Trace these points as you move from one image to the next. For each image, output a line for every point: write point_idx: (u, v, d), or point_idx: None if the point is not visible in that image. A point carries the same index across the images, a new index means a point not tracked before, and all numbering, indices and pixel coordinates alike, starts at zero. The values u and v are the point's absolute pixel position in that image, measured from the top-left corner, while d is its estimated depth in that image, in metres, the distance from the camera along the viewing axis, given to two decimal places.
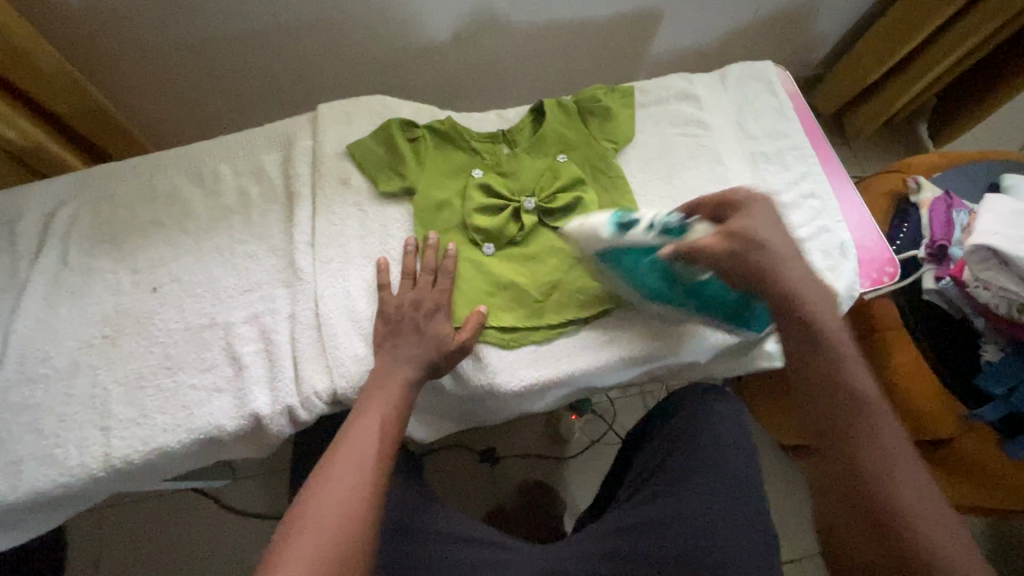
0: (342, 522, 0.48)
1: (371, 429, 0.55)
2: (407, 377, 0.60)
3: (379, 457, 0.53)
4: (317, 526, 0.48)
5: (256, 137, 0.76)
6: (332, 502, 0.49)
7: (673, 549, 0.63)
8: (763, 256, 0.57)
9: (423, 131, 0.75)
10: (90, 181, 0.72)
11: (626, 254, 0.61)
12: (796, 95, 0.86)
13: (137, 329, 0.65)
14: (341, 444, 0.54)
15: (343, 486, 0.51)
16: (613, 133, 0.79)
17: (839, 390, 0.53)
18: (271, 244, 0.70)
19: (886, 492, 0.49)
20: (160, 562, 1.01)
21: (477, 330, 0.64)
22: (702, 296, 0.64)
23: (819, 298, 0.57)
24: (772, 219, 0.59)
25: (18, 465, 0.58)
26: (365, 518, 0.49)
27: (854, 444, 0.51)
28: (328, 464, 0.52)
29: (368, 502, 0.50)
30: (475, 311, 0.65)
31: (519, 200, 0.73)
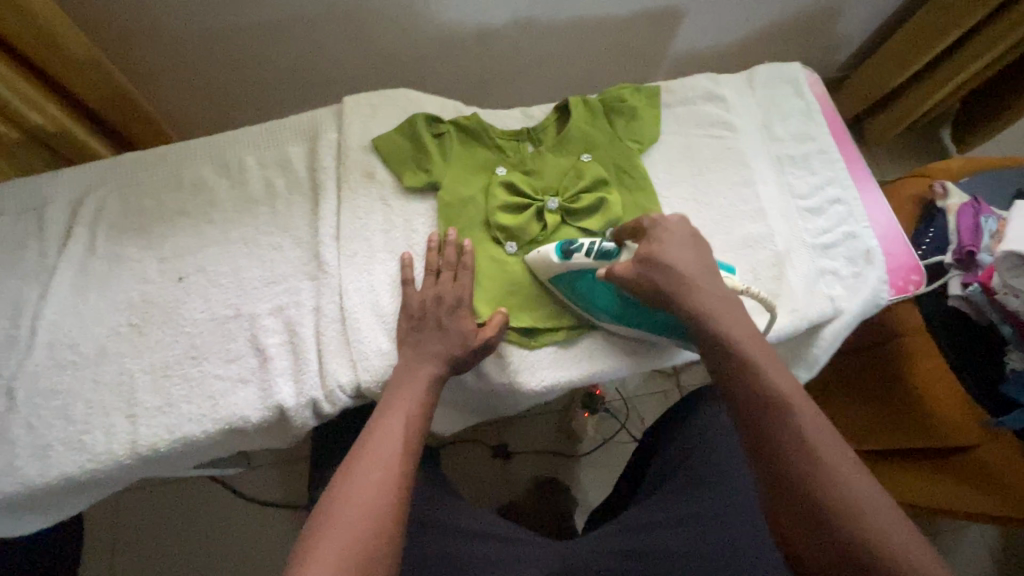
0: (371, 518, 0.49)
1: (398, 426, 0.56)
2: (431, 374, 0.60)
3: (405, 455, 0.54)
4: (346, 522, 0.48)
5: (282, 128, 0.75)
6: (361, 498, 0.50)
7: (696, 550, 0.62)
8: (675, 279, 0.58)
9: (449, 126, 0.75)
10: (118, 169, 0.73)
11: (573, 276, 0.65)
12: (823, 98, 0.85)
13: (164, 318, 0.66)
14: (368, 441, 0.54)
15: (371, 482, 0.51)
16: (638, 132, 0.78)
17: (763, 397, 0.52)
18: (296, 236, 0.70)
19: (824, 497, 0.48)
20: (176, 547, 1.03)
21: (500, 328, 0.64)
22: (650, 318, 0.66)
23: (729, 307, 0.57)
24: (684, 237, 0.60)
25: (48, 450, 0.59)
26: (393, 514, 0.50)
27: (789, 456, 0.50)
28: (354, 460, 0.53)
29: (397, 498, 0.51)
30: (498, 310, 0.65)
31: (542, 200, 0.73)
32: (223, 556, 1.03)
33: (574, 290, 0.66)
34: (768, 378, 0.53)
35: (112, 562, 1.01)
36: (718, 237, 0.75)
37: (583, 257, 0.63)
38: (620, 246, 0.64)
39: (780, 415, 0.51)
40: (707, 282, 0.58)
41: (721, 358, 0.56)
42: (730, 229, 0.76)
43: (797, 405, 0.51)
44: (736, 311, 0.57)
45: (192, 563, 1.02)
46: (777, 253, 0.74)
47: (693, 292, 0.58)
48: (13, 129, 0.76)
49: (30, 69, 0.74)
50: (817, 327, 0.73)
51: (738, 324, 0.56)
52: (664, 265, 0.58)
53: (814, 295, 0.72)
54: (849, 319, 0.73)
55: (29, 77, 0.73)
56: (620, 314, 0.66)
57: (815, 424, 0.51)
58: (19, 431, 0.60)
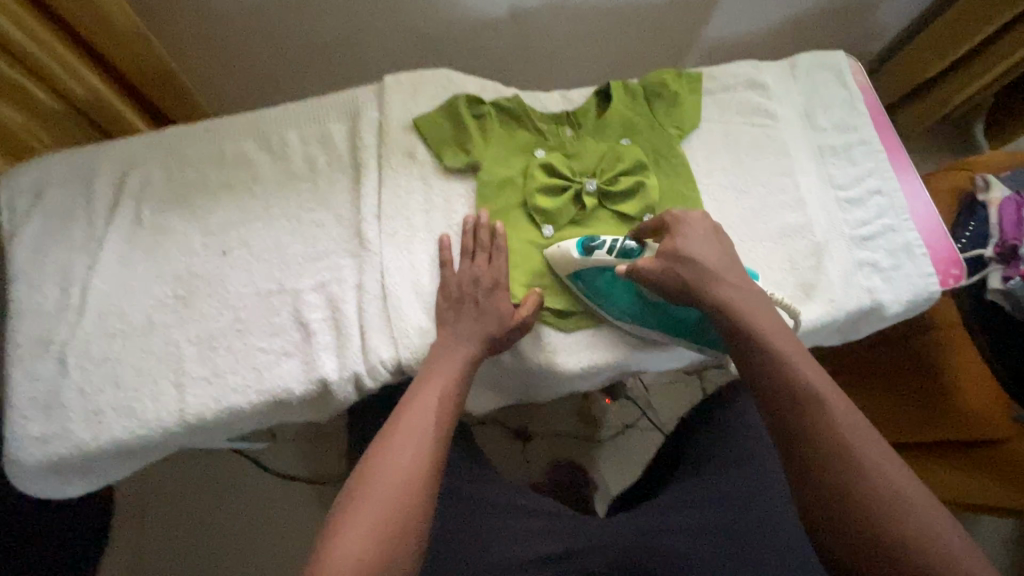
0: (402, 499, 0.49)
1: (429, 406, 0.56)
2: (467, 353, 0.61)
3: (437, 436, 0.54)
4: (378, 500, 0.48)
5: (322, 106, 0.76)
6: (393, 476, 0.50)
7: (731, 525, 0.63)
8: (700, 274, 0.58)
9: (489, 107, 0.75)
10: (162, 142, 0.74)
11: (596, 272, 0.65)
12: (866, 88, 0.84)
13: (208, 290, 0.67)
14: (399, 420, 0.54)
15: (402, 461, 0.51)
16: (679, 118, 0.78)
17: (794, 392, 0.51)
18: (337, 213, 0.71)
19: (866, 497, 0.45)
20: (204, 517, 1.05)
21: (536, 306, 0.65)
22: (669, 317, 0.67)
23: (755, 304, 0.57)
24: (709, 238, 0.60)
25: (99, 415, 0.61)
26: (423, 495, 0.50)
27: (825, 455, 0.48)
28: (385, 440, 0.53)
29: (428, 479, 0.51)
30: (532, 292, 0.66)
31: (581, 181, 0.72)
32: (249, 527, 1.05)
33: (594, 288, 0.67)
34: (799, 373, 0.52)
35: (142, 529, 1.04)
36: (755, 226, 0.75)
37: (605, 254, 0.63)
38: (642, 244, 0.63)
39: (815, 411, 0.49)
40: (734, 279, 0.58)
41: (750, 353, 0.54)
42: (768, 217, 0.76)
43: (831, 399, 0.50)
44: (764, 308, 0.57)
45: (220, 533, 1.05)
46: (815, 244, 0.74)
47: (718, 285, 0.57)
48: (55, 98, 0.76)
49: (74, 39, 0.74)
50: (853, 318, 0.73)
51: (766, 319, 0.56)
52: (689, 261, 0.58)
53: (852, 287, 0.72)
54: (886, 311, 0.73)
55: (73, 48, 0.74)
56: (639, 316, 0.67)
57: (854, 421, 0.49)
58: (71, 396, 0.61)
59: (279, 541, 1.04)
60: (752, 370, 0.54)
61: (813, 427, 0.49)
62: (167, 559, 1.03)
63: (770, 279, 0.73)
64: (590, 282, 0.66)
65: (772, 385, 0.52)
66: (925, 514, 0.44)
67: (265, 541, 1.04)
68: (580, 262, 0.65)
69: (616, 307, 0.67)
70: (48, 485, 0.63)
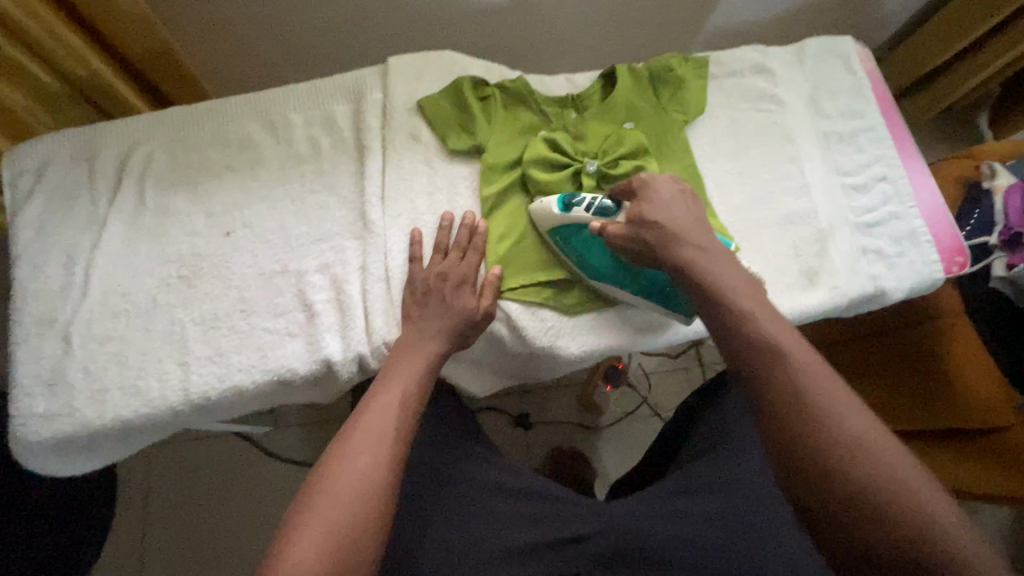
0: (358, 501, 0.48)
1: (390, 407, 0.54)
2: (432, 351, 0.60)
3: (398, 436, 0.53)
4: (333, 504, 0.47)
5: (326, 87, 0.75)
6: (351, 478, 0.49)
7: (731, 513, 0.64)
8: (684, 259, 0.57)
9: (494, 89, 0.74)
10: (165, 122, 0.73)
11: (569, 228, 0.65)
12: (873, 75, 0.84)
13: (212, 271, 0.67)
14: (359, 421, 0.53)
15: (359, 463, 0.50)
16: (683, 103, 0.77)
17: (777, 379, 0.48)
18: (341, 195, 0.71)
19: (859, 488, 0.42)
20: (207, 500, 1.06)
21: (493, 293, 0.64)
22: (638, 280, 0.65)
23: (737, 285, 0.54)
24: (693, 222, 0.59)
25: (104, 393, 0.61)
26: (381, 497, 0.49)
27: (814, 445, 0.45)
28: (344, 441, 0.52)
29: (387, 480, 0.50)
30: (490, 273, 0.65)
31: (582, 162, 0.71)
32: (251, 511, 1.06)
33: (565, 245, 0.66)
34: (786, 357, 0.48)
35: (145, 511, 1.05)
36: (759, 212, 0.75)
37: (582, 211, 0.64)
38: (617, 205, 0.64)
39: (803, 400, 0.46)
40: (715, 263, 0.56)
41: (732, 339, 0.51)
42: (772, 204, 0.75)
43: (819, 386, 0.47)
44: (748, 290, 0.54)
45: (223, 515, 1.05)
46: (820, 230, 0.74)
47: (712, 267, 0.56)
48: (57, 78, 0.76)
49: (76, 18, 0.73)
50: (856, 305, 0.73)
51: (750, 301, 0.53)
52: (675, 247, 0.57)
53: (856, 273, 0.72)
54: (889, 298, 0.73)
55: (75, 27, 0.73)
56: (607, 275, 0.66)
57: (844, 403, 0.46)
58: (76, 374, 0.61)
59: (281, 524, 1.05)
60: (735, 358, 0.51)
61: (800, 418, 0.46)
62: (170, 541, 1.03)
63: (773, 265, 0.73)
64: (564, 239, 0.66)
65: (755, 374, 0.49)
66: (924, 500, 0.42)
67: (267, 525, 1.05)
68: (555, 214, 0.65)
69: (584, 265, 0.66)
70: (54, 463, 0.63)
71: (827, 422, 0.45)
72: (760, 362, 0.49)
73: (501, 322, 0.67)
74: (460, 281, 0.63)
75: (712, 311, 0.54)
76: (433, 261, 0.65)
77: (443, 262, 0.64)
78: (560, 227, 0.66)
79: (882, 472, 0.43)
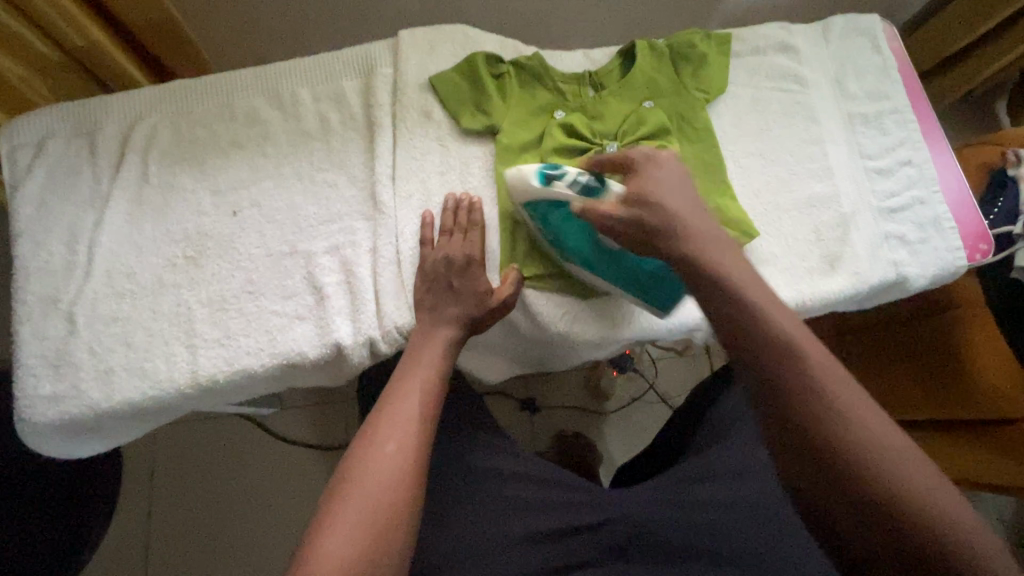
0: (389, 490, 0.48)
1: (415, 392, 0.54)
2: (448, 336, 0.59)
3: (422, 423, 0.53)
4: (365, 494, 0.47)
5: (335, 60, 0.72)
6: (381, 467, 0.49)
7: (743, 507, 0.63)
8: (669, 218, 0.51)
9: (509, 67, 0.72)
10: (169, 96, 0.71)
11: (549, 205, 0.60)
12: (901, 55, 0.80)
13: (219, 251, 0.65)
14: (382, 410, 0.53)
15: (387, 452, 0.50)
16: (705, 82, 0.74)
17: (782, 377, 0.42)
18: (351, 174, 0.68)
19: (879, 495, 0.39)
20: (211, 480, 1.05)
21: (516, 286, 0.63)
22: (624, 266, 0.62)
23: (732, 263, 0.48)
24: (676, 178, 0.54)
25: (111, 375, 0.60)
26: (411, 485, 0.49)
27: (829, 452, 0.40)
28: (370, 431, 0.51)
29: (415, 468, 0.50)
30: (510, 268, 0.64)
31: (602, 144, 0.69)
32: (257, 492, 1.05)
33: (545, 223, 0.62)
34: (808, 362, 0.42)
35: (150, 491, 1.04)
36: (779, 196, 0.73)
37: (564, 189, 0.57)
38: (604, 184, 0.57)
39: (815, 401, 0.41)
40: (699, 223, 0.51)
41: (740, 336, 0.45)
42: (794, 187, 0.73)
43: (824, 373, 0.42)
44: (749, 273, 0.48)
45: (227, 496, 1.05)
46: (841, 215, 0.72)
47: (683, 231, 0.51)
48: (53, 47, 0.73)
49: None
50: (877, 291, 0.71)
51: (753, 285, 0.47)
52: (652, 203, 0.52)
53: (878, 260, 0.70)
54: (911, 285, 0.71)
55: None
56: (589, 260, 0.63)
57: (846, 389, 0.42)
58: (81, 354, 0.60)
59: (287, 507, 1.04)
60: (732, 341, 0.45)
61: (817, 424, 0.41)
62: (175, 521, 1.03)
63: (794, 251, 0.71)
64: (542, 216, 0.62)
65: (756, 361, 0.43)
66: (947, 503, 0.38)
67: (272, 506, 1.04)
68: (535, 190, 0.59)
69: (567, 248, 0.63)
70: (61, 445, 0.62)
71: (840, 424, 0.40)
72: (769, 357, 0.43)
73: (516, 309, 0.67)
74: (473, 264, 0.62)
75: (715, 304, 0.47)
76: (446, 243, 0.63)
77: (456, 243, 0.63)
78: (539, 202, 0.61)
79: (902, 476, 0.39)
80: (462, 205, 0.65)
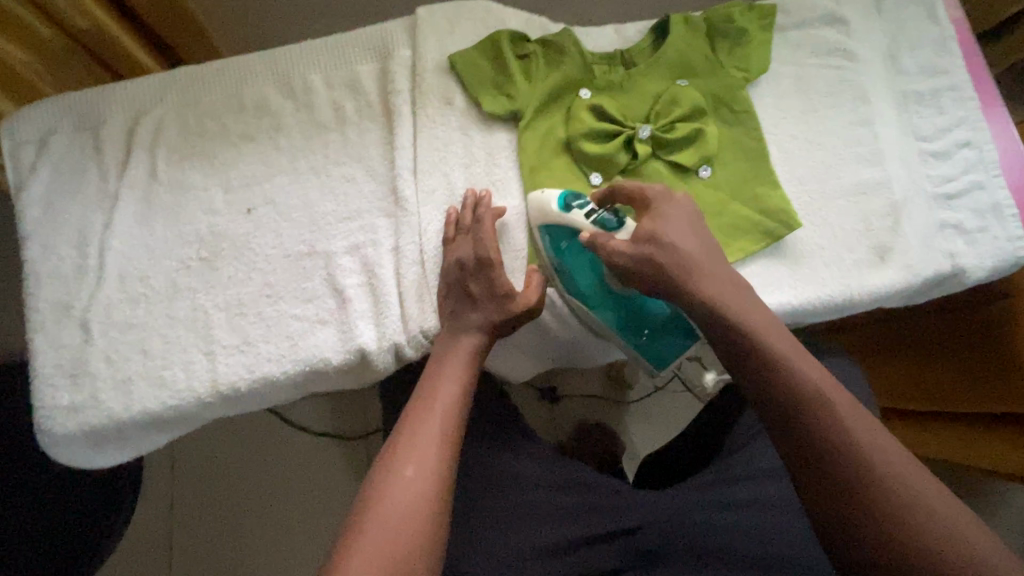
0: (409, 518, 0.45)
1: (435, 410, 0.52)
2: (471, 343, 0.56)
3: (443, 445, 0.50)
4: (383, 525, 0.45)
5: (349, 43, 0.68)
6: (400, 495, 0.46)
7: (781, 527, 0.61)
8: (680, 262, 0.51)
9: (534, 45, 0.66)
10: (175, 86, 0.67)
11: (564, 234, 0.58)
12: (961, 23, 0.74)
13: (234, 252, 0.62)
14: (403, 430, 0.51)
15: (408, 476, 0.47)
16: (744, 60, 0.69)
17: (776, 385, 0.46)
18: (370, 167, 0.64)
19: (873, 496, 0.41)
20: (233, 475, 1.05)
21: (541, 290, 0.58)
22: (634, 313, 0.60)
23: (746, 303, 0.50)
24: (688, 219, 0.54)
25: (129, 385, 0.58)
26: (435, 512, 0.46)
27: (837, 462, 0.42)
28: (390, 456, 0.49)
29: (435, 494, 0.47)
30: (532, 270, 0.59)
31: (633, 127, 0.65)
32: (279, 486, 1.05)
33: (558, 255, 0.60)
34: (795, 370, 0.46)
35: (172, 486, 1.03)
36: (826, 181, 0.68)
37: (581, 219, 0.56)
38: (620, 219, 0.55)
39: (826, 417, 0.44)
40: (709, 264, 0.51)
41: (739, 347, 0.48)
42: (842, 172, 0.68)
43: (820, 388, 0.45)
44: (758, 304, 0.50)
45: (250, 491, 1.04)
46: (893, 202, 0.67)
47: (698, 276, 0.51)
48: (54, 35, 0.69)
49: None
50: (929, 285, 0.67)
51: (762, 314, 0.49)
52: (666, 244, 0.52)
53: (931, 249, 0.66)
54: (966, 278, 0.67)
55: None
56: (596, 300, 0.60)
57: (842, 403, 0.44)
58: (98, 364, 0.58)
59: (311, 501, 1.04)
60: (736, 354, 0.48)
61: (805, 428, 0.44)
62: (197, 516, 1.02)
63: (840, 242, 0.67)
64: (557, 244, 0.60)
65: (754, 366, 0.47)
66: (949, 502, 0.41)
67: (294, 500, 1.04)
68: (556, 219, 0.57)
69: (577, 287, 0.60)
70: (81, 456, 0.61)
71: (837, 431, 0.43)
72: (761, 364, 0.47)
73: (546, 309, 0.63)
74: (499, 265, 0.58)
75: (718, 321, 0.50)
76: (465, 242, 0.59)
77: (473, 241, 0.58)
78: (556, 228, 0.59)
79: (912, 484, 0.41)
80: (485, 203, 0.60)
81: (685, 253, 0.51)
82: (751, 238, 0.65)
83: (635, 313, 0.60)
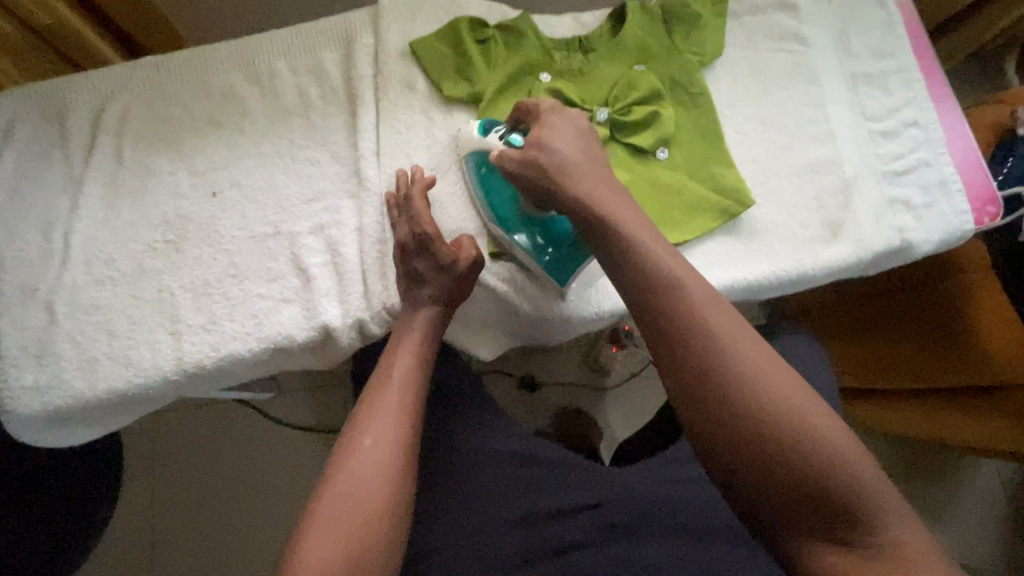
0: (368, 490, 0.46)
1: (393, 387, 0.52)
2: (426, 316, 0.57)
3: (403, 417, 0.51)
4: (343, 497, 0.46)
5: (313, 30, 0.69)
6: (358, 467, 0.47)
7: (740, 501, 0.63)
8: (558, 162, 0.52)
9: (493, 31, 0.68)
10: (140, 73, 0.68)
11: (483, 161, 0.62)
12: (907, 10, 0.77)
13: (200, 234, 0.63)
14: (362, 406, 0.51)
15: (365, 449, 0.48)
16: (698, 44, 0.71)
17: (679, 329, 0.43)
18: (334, 150, 0.66)
19: (778, 441, 0.39)
20: (211, 466, 1.05)
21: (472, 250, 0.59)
22: (541, 236, 0.61)
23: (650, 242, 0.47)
24: (575, 130, 0.55)
25: (95, 363, 0.58)
26: (396, 483, 0.48)
27: (792, 480, 0.38)
28: (348, 431, 0.50)
29: (396, 462, 0.48)
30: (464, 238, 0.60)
31: (592, 109, 0.66)
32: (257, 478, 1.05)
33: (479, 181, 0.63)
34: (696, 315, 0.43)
35: (149, 478, 1.03)
36: (780, 160, 0.71)
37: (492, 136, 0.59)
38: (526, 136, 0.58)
39: (788, 429, 0.39)
40: (589, 169, 0.52)
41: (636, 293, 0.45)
42: (794, 151, 0.71)
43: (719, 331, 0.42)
44: (762, 349, 0.42)
45: (228, 482, 1.04)
46: (845, 179, 0.69)
47: (575, 181, 0.51)
48: (22, 26, 0.70)
49: None
50: (881, 258, 0.69)
51: (719, 313, 0.43)
52: (550, 149, 0.53)
53: (882, 225, 0.68)
54: (916, 251, 0.69)
55: None
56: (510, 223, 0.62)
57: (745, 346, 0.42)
58: (63, 344, 0.59)
59: (290, 491, 1.04)
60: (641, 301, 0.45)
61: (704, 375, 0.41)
62: (174, 507, 1.02)
63: (794, 219, 0.69)
64: (478, 170, 0.62)
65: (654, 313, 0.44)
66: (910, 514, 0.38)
67: (270, 495, 1.04)
68: (472, 142, 0.61)
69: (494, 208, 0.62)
70: (50, 436, 0.61)
71: (739, 377, 0.40)
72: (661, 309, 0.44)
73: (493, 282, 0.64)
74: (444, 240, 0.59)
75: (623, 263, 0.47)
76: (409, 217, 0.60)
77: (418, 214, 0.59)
78: (476, 154, 0.62)
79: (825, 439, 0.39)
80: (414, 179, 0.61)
81: (565, 160, 0.52)
82: (707, 216, 0.67)
83: (546, 237, 0.61)
